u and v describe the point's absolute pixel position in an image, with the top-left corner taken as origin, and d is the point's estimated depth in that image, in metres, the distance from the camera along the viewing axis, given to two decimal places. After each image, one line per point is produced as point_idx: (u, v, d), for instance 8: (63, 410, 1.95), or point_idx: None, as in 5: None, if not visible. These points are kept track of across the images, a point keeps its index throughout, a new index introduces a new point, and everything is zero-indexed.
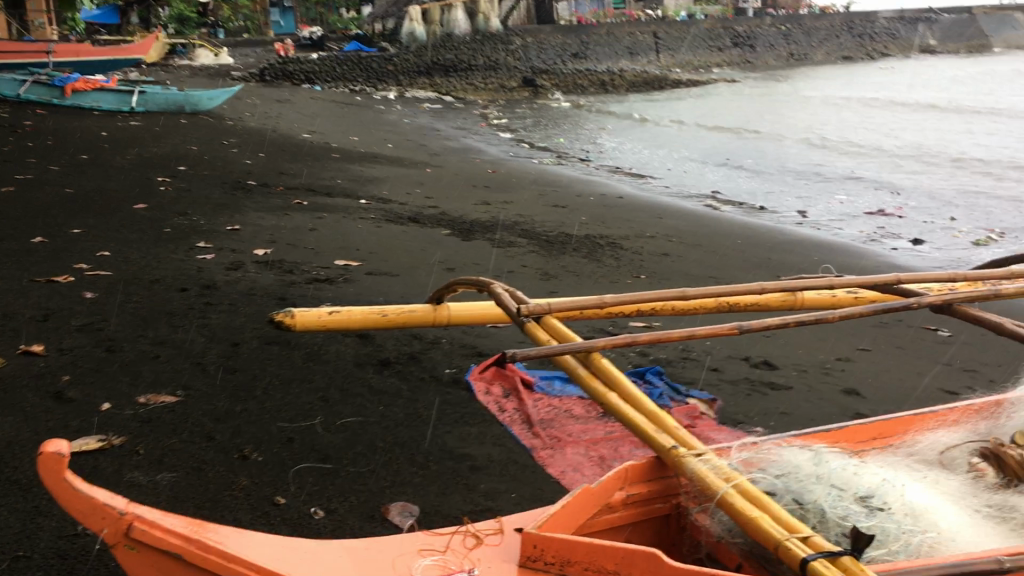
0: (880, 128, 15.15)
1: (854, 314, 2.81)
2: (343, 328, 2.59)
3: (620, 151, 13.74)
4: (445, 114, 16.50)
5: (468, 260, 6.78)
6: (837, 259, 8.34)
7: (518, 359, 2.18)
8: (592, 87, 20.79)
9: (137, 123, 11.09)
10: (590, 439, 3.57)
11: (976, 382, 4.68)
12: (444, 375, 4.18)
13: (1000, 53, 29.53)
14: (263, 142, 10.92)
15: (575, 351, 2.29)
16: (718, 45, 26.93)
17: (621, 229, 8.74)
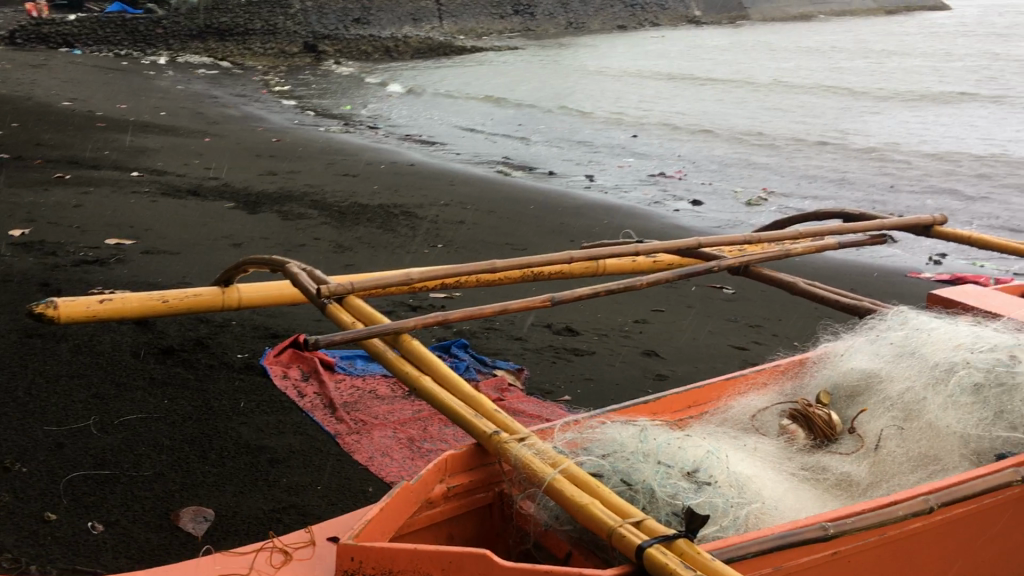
0: (656, 96, 15.77)
1: (660, 279, 2.81)
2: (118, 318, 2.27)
3: (409, 118, 13.53)
4: (221, 80, 15.64)
5: (255, 235, 6.40)
6: (626, 222, 8.57)
7: (322, 345, 1.98)
8: (376, 53, 20.33)
9: None
10: (398, 420, 3.41)
11: (761, 336, 4.90)
12: (236, 361, 3.88)
13: (760, 23, 31.51)
14: (15, 111, 9.90)
15: (383, 332, 2.12)
16: (499, 12, 27.15)
17: (414, 198, 8.57)
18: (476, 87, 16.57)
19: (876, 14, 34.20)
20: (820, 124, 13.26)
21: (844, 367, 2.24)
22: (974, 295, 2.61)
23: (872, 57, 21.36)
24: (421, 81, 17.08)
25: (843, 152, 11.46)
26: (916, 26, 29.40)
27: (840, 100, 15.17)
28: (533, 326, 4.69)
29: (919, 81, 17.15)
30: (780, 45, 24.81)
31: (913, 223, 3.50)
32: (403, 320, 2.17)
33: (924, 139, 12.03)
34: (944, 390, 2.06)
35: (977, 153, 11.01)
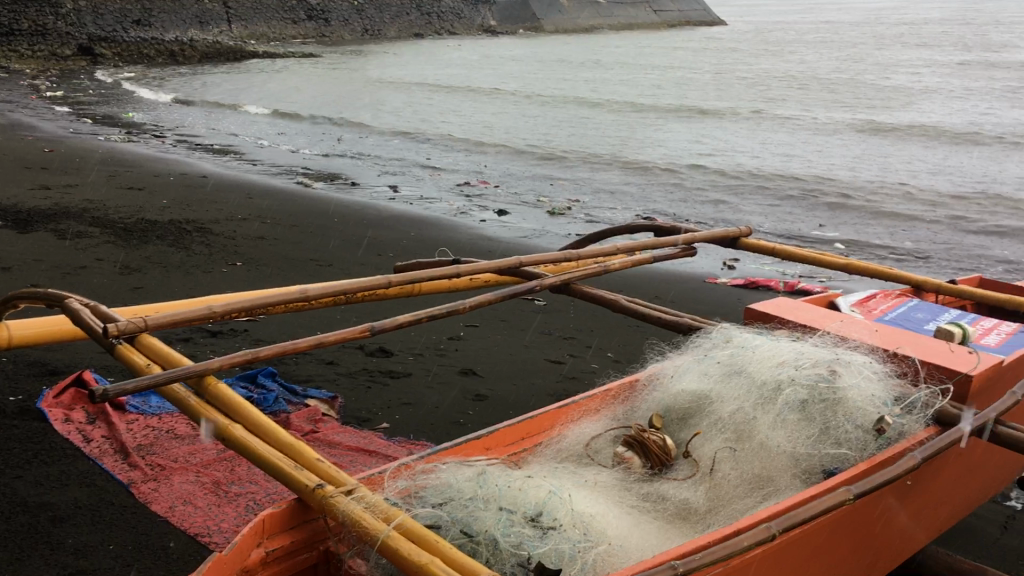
0: (456, 109, 15.87)
1: (483, 301, 2.69)
2: None
3: (198, 126, 12.90)
4: None
5: (27, 257, 5.80)
6: (432, 234, 8.48)
7: (113, 395, 1.72)
8: (160, 58, 19.35)
9: None
10: (201, 462, 3.12)
11: (575, 349, 4.91)
12: (7, 405, 3.44)
13: (552, 36, 32.51)
14: None
15: (185, 376, 1.88)
16: (293, 17, 26.54)
17: (208, 212, 8.11)
18: (270, 98, 16.07)
19: (658, 30, 36.18)
20: (614, 137, 13.74)
21: (674, 389, 2.21)
22: (787, 308, 2.66)
23: (657, 71, 22.47)
24: (212, 90, 16.39)
25: (638, 163, 11.91)
26: (695, 41, 31.19)
27: (631, 112, 15.80)
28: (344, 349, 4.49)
29: (700, 96, 18.17)
30: (572, 57, 25.63)
31: (721, 235, 3.60)
32: (206, 360, 1.94)
33: (709, 151, 12.70)
34: (773, 409, 2.06)
35: (758, 165, 11.70)
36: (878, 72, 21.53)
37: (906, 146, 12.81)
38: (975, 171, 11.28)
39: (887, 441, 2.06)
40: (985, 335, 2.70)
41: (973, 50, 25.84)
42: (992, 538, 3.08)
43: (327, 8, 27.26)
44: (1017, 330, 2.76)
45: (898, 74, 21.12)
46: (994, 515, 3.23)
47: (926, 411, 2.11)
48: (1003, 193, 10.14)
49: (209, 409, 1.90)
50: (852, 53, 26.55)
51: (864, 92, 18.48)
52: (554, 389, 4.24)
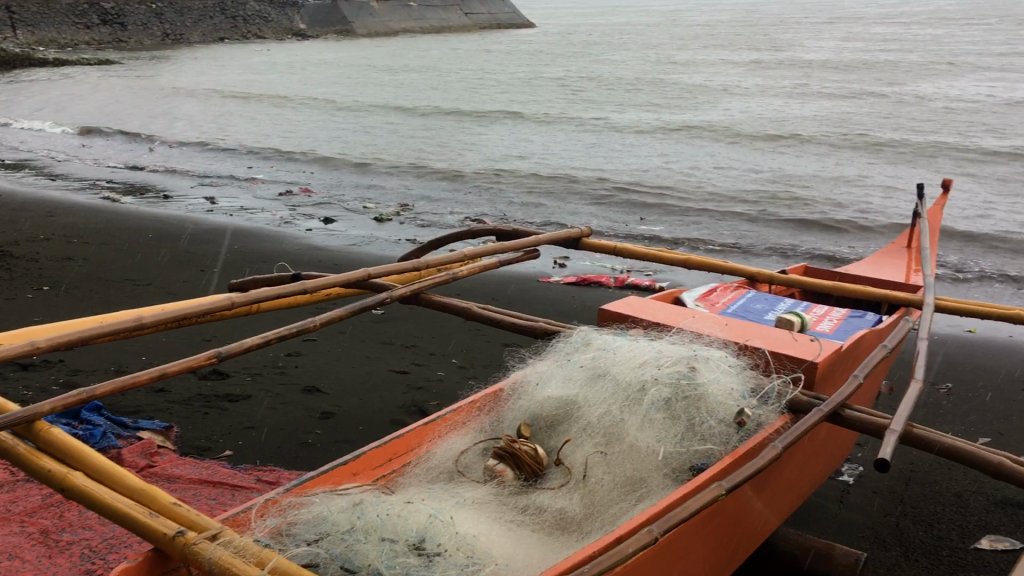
0: (270, 118, 15.51)
1: (334, 316, 2.59)
2: None
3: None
4: None
5: None
6: (256, 245, 8.21)
7: None
8: None
9: None
10: (24, 511, 2.85)
11: (418, 357, 4.84)
12: None
13: (364, 41, 32.37)
14: None
15: (12, 422, 1.69)
16: (85, 22, 25.42)
17: (6, 233, 7.53)
18: (67, 110, 15.13)
19: (468, 33, 36.70)
20: (435, 142, 13.76)
21: (539, 397, 2.18)
22: (641, 307, 2.70)
23: (471, 74, 22.73)
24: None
25: (460, 167, 11.96)
26: (505, 44, 31.88)
27: (449, 116, 15.88)
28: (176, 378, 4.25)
29: (515, 99, 18.49)
30: (386, 61, 25.56)
31: (564, 236, 3.64)
32: (38, 403, 1.76)
33: (528, 153, 12.95)
34: (639, 410, 2.07)
35: (576, 167, 12.03)
36: (680, 72, 22.61)
37: (710, 144, 13.51)
38: (774, 165, 12.01)
39: (748, 432, 2.11)
40: (821, 321, 2.84)
41: (764, 49, 27.57)
42: (831, 513, 3.25)
43: (123, 12, 26.35)
44: (847, 315, 2.92)
45: (698, 73, 22.26)
46: (830, 491, 3.42)
47: (780, 400, 2.18)
48: (802, 186, 10.84)
49: (43, 458, 1.72)
50: (654, 53, 27.83)
51: (667, 92, 19.39)
52: (402, 400, 4.16)
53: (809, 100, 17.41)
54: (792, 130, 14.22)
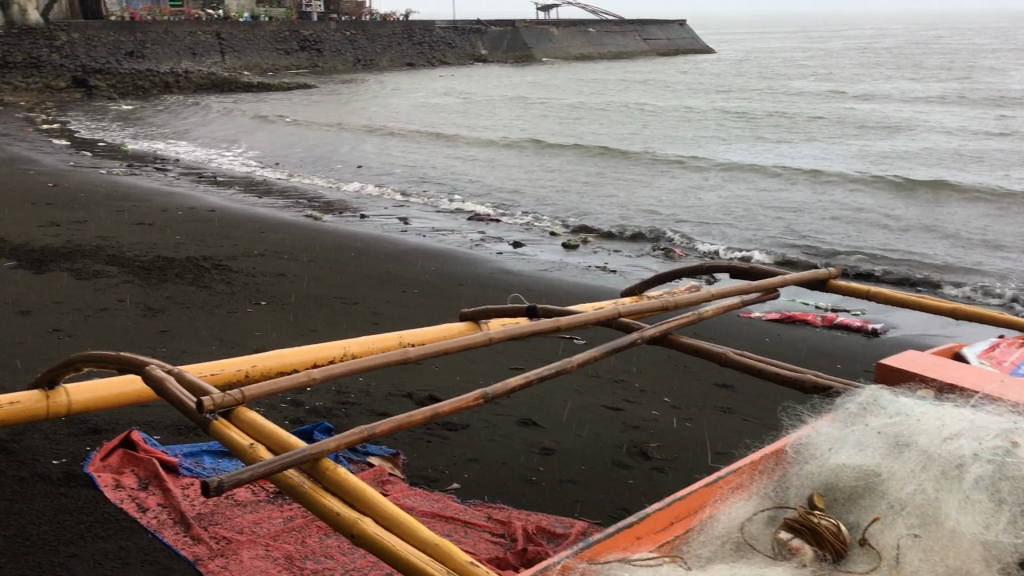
0: (456, 149, 16.37)
1: (589, 357, 2.46)
2: None
3: (203, 181, 13.26)
4: (42, 146, 16.08)
5: (47, 299, 6.22)
6: (450, 266, 8.27)
7: (226, 485, 1.61)
8: (169, 111, 21.50)
9: None
10: (268, 535, 2.86)
11: (631, 393, 4.66)
12: (52, 471, 3.22)
13: (541, 66, 33.85)
14: None
15: (293, 460, 1.73)
16: (286, 48, 31.04)
17: (225, 249, 8.45)
18: (272, 149, 16.38)
19: (642, 60, 37.78)
20: (613, 177, 13.84)
21: (831, 464, 1.97)
22: (929, 364, 2.42)
23: (651, 104, 23.21)
24: (224, 138, 17.69)
25: (641, 203, 12.00)
26: (683, 70, 32.63)
27: (630, 150, 16.11)
28: (389, 416, 4.29)
29: (694, 133, 18.51)
30: (562, 91, 26.26)
31: (809, 277, 3.38)
32: (323, 441, 1.79)
33: (708, 191, 12.87)
34: (959, 487, 1.82)
35: (760, 207, 11.79)
36: (868, 103, 22.04)
37: (904, 181, 12.92)
38: (976, 212, 11.36)
39: None
40: None
41: (957, 78, 26.45)
42: None
43: (319, 40, 31.76)
44: None
45: (887, 104, 21.57)
46: None
47: None
48: (1012, 237, 10.14)
49: (325, 494, 1.76)
50: (838, 80, 27.41)
51: (856, 123, 18.83)
52: (623, 440, 3.99)
53: (1012, 136, 16.46)
54: (995, 172, 13.45)
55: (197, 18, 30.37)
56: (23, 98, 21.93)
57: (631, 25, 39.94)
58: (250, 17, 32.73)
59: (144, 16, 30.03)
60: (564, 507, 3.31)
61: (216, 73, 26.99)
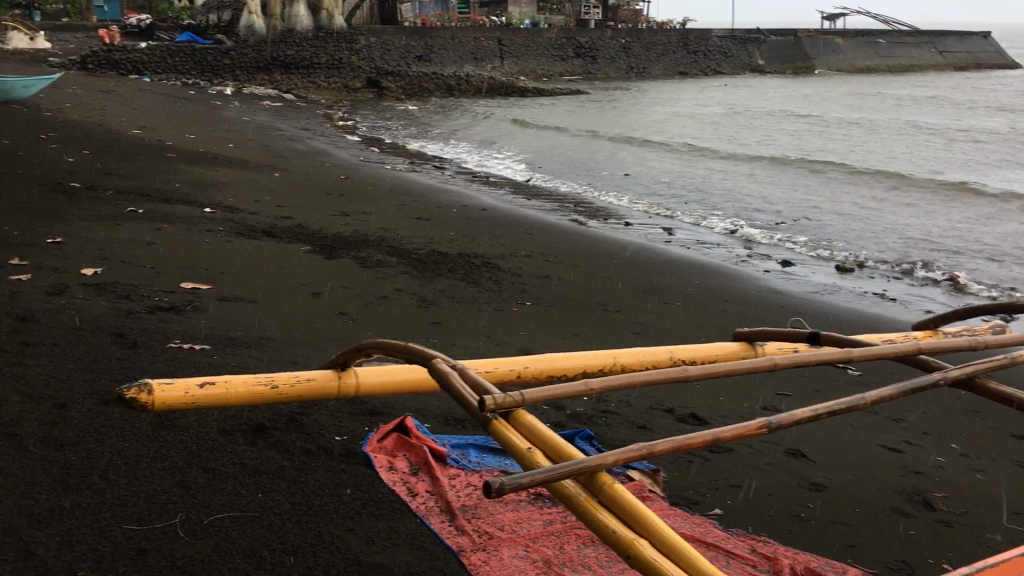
0: (723, 162, 16.07)
1: (887, 395, 2.25)
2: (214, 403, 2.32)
3: (476, 181, 13.84)
4: (338, 141, 17.54)
5: (334, 284, 6.71)
6: (715, 281, 8.07)
7: (508, 490, 1.61)
8: (450, 111, 22.79)
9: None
10: (528, 535, 2.88)
11: (912, 435, 4.30)
12: (334, 446, 3.42)
13: (817, 80, 32.71)
14: (123, 173, 11.08)
15: (575, 472, 1.71)
16: (561, 54, 32.01)
17: (495, 247, 8.75)
18: (542, 153, 16.85)
19: (931, 75, 35.53)
20: (894, 200, 13.02)
21: None
22: None
23: (941, 122, 21.64)
24: (498, 140, 18.45)
25: (924, 230, 11.18)
26: (978, 86, 30.30)
27: (914, 173, 15.09)
28: (648, 429, 4.20)
29: (990, 157, 17.05)
30: (841, 105, 25.12)
31: None
32: (602, 454, 1.75)
33: (1004, 222, 11.78)
34: None
35: None
36: None
37: None
38: None
39: None
40: None
41: None
42: None
43: (595, 47, 32.48)
44: None
45: None
46: None
47: None
48: None
49: (600, 507, 1.73)
50: None
51: None
52: (902, 485, 3.68)
53: None
54: None
55: (483, 25, 32.01)
56: (324, 93, 24.00)
57: (922, 39, 37.91)
58: (531, 24, 33.99)
59: (435, 21, 32.04)
60: (835, 550, 3.09)
61: (495, 78, 28.32)
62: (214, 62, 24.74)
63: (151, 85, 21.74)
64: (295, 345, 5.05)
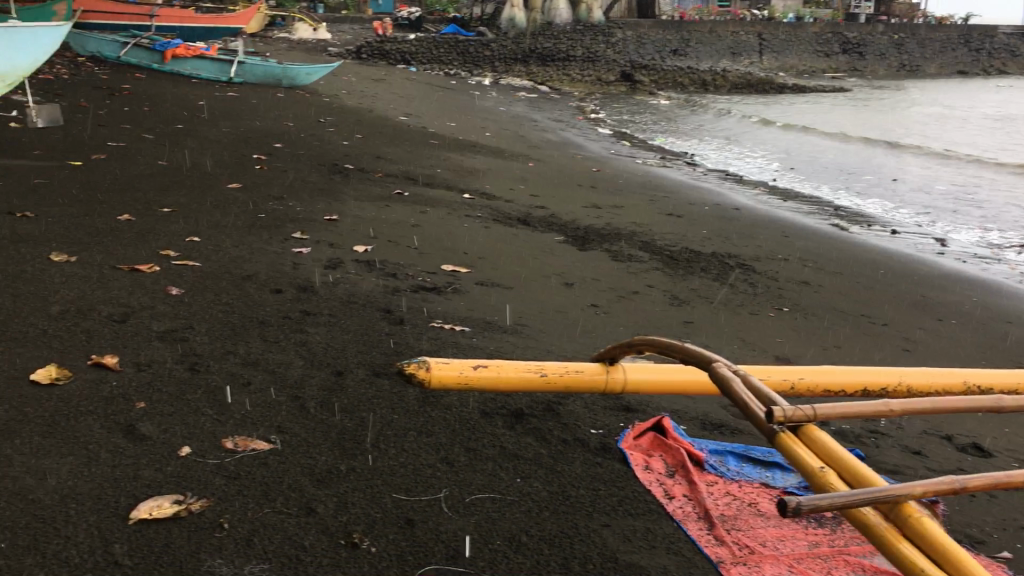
0: (1005, 170, 14.76)
1: None
2: (488, 386, 2.56)
3: (729, 179, 13.51)
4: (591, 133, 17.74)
5: (587, 275, 6.74)
6: (996, 300, 7.38)
7: (804, 513, 1.51)
8: (703, 106, 22.48)
9: (272, 135, 11.90)
10: (792, 555, 2.74)
11: None
12: (591, 438, 3.41)
13: None
14: (390, 157, 11.75)
15: (879, 501, 1.57)
16: (825, 51, 30.82)
17: (751, 248, 8.48)
18: (800, 153, 16.18)
19: None
20: None
21: None
22: None
23: None
24: (754, 138, 17.95)
25: None
26: None
27: None
28: (923, 455, 3.88)
29: None
30: None
31: None
32: (908, 484, 1.60)
33: None
34: None
35: None
36: None
37: None
38: None
39: None
40: None
41: None
42: None
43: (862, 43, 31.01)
44: None
45: None
46: None
47: None
48: None
49: (902, 539, 1.60)
50: None
51: None
52: None
53: None
54: None
55: (744, 19, 31.39)
56: (578, 86, 24.34)
57: None
58: (796, 17, 32.88)
59: (694, 14, 31.77)
60: None
61: (752, 73, 27.69)
62: (476, 53, 25.79)
63: (419, 74, 22.99)
64: (549, 333, 5.11)
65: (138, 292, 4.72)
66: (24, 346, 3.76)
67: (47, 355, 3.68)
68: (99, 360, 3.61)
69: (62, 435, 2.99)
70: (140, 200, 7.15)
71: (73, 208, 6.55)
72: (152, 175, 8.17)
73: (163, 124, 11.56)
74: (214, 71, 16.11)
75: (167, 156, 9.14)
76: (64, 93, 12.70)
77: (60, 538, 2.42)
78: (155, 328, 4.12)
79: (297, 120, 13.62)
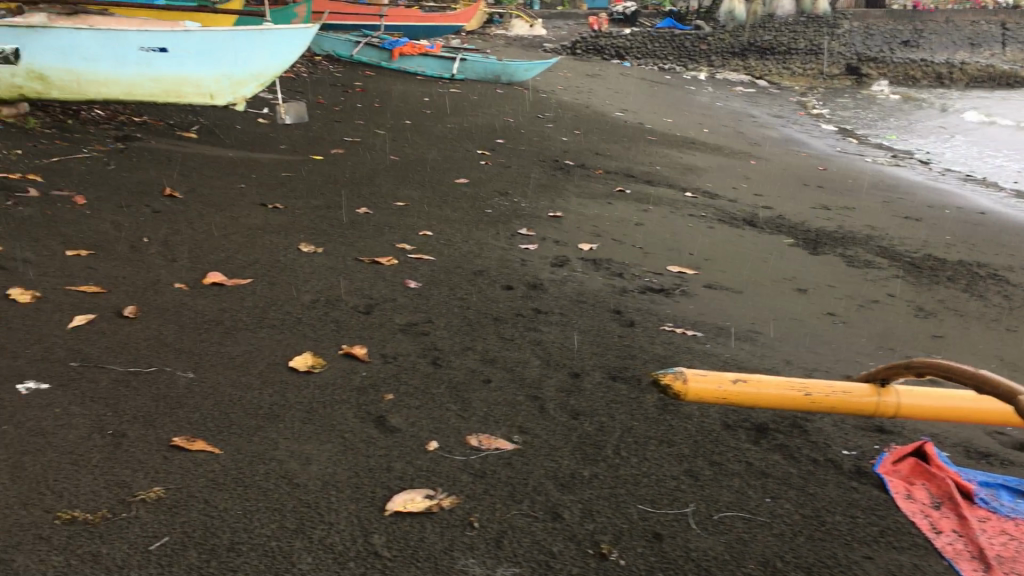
0: None
1: None
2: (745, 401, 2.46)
3: (972, 181, 12.51)
4: (814, 129, 17.00)
5: (821, 281, 6.40)
6: None
7: None
8: (938, 100, 21.06)
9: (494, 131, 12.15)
10: None
11: None
12: (843, 461, 3.20)
13: None
14: (609, 153, 11.71)
15: None
16: None
17: (1003, 257, 7.79)
18: None
19: None
20: None
21: None
22: None
23: None
24: (999, 136, 16.61)
25: None
26: None
27: None
28: None
29: None
30: None
31: None
32: None
33: None
34: None
35: None
36: None
37: None
38: None
39: None
40: None
41: None
42: None
43: None
44: None
45: None
46: None
47: None
48: None
49: None
50: None
51: None
52: None
53: None
54: None
55: (986, 7, 29.18)
56: (799, 80, 23.44)
57: None
58: None
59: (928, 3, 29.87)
60: None
61: (994, 64, 25.70)
62: (692, 48, 25.40)
63: (633, 69, 22.86)
64: (786, 342, 4.88)
65: (380, 284, 4.91)
66: (282, 333, 3.98)
67: (303, 343, 3.88)
68: (350, 351, 3.77)
69: (320, 423, 3.13)
70: (376, 194, 7.46)
71: (315, 200, 6.93)
72: (386, 170, 8.51)
73: (393, 119, 12.07)
74: (437, 68, 16.68)
75: (399, 151, 9.51)
76: (304, 91, 13.49)
77: (325, 524, 2.52)
78: (397, 321, 4.25)
79: (516, 116, 13.85)
